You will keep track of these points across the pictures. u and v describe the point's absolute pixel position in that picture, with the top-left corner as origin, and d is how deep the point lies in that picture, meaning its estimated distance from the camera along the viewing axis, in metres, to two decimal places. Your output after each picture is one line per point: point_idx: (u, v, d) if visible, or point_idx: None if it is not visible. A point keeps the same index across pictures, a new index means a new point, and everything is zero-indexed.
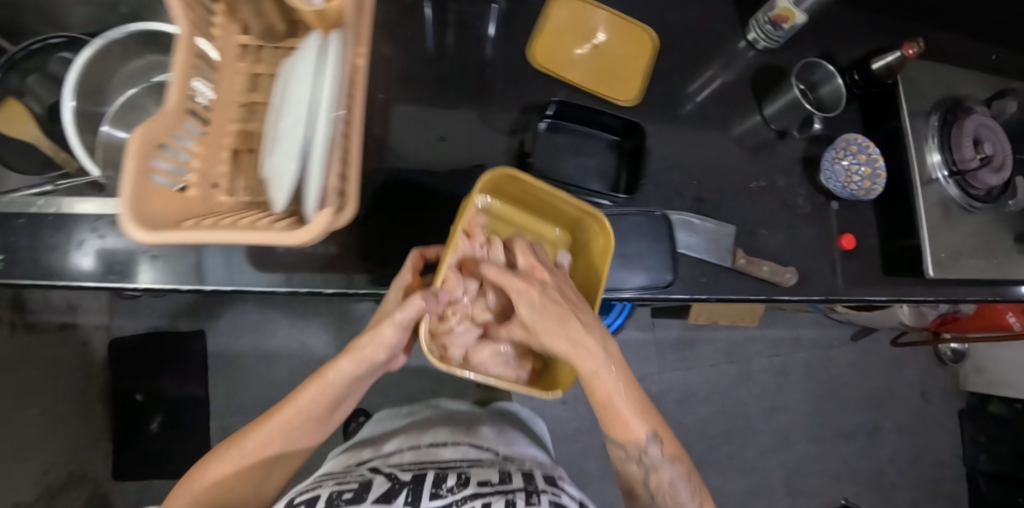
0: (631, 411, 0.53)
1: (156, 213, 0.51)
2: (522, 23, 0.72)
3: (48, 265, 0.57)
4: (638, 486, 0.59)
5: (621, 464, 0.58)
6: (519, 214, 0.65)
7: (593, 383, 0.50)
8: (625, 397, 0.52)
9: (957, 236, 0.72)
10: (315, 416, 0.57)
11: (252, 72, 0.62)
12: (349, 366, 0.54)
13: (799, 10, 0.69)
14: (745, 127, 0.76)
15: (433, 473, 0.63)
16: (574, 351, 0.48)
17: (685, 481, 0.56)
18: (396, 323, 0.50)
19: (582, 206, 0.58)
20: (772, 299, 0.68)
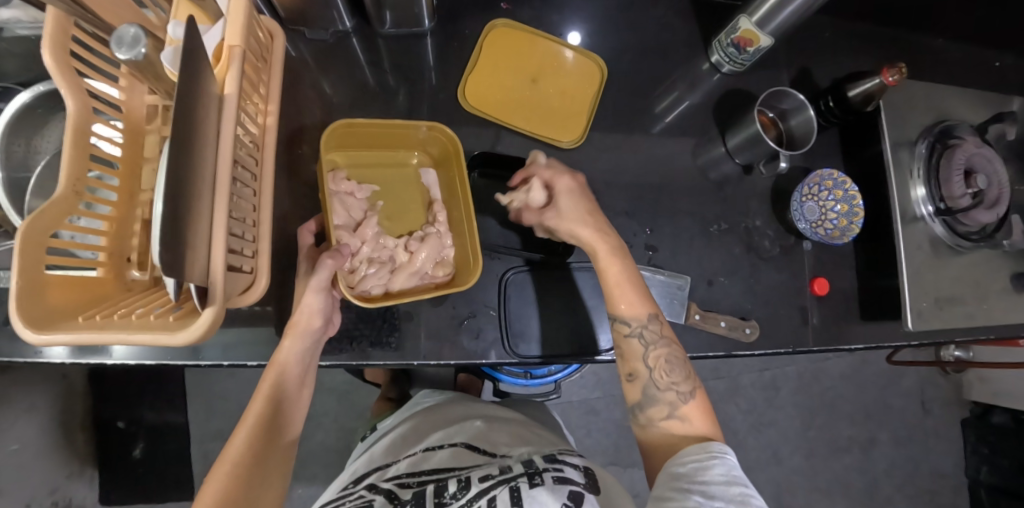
0: (634, 295, 0.57)
1: (61, 306, 0.47)
2: (462, 62, 0.68)
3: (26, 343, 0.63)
4: (634, 365, 0.56)
5: (621, 341, 0.57)
6: (375, 153, 0.69)
7: (609, 263, 0.57)
8: (634, 278, 0.57)
9: (943, 278, 0.65)
10: (284, 404, 0.54)
11: (162, 134, 0.57)
12: (294, 346, 0.54)
13: (764, 32, 0.61)
14: (705, 162, 0.70)
15: (432, 487, 0.51)
16: (599, 234, 0.57)
17: (682, 360, 0.55)
18: (316, 288, 0.53)
19: (422, 123, 0.62)
20: (729, 355, 0.64)
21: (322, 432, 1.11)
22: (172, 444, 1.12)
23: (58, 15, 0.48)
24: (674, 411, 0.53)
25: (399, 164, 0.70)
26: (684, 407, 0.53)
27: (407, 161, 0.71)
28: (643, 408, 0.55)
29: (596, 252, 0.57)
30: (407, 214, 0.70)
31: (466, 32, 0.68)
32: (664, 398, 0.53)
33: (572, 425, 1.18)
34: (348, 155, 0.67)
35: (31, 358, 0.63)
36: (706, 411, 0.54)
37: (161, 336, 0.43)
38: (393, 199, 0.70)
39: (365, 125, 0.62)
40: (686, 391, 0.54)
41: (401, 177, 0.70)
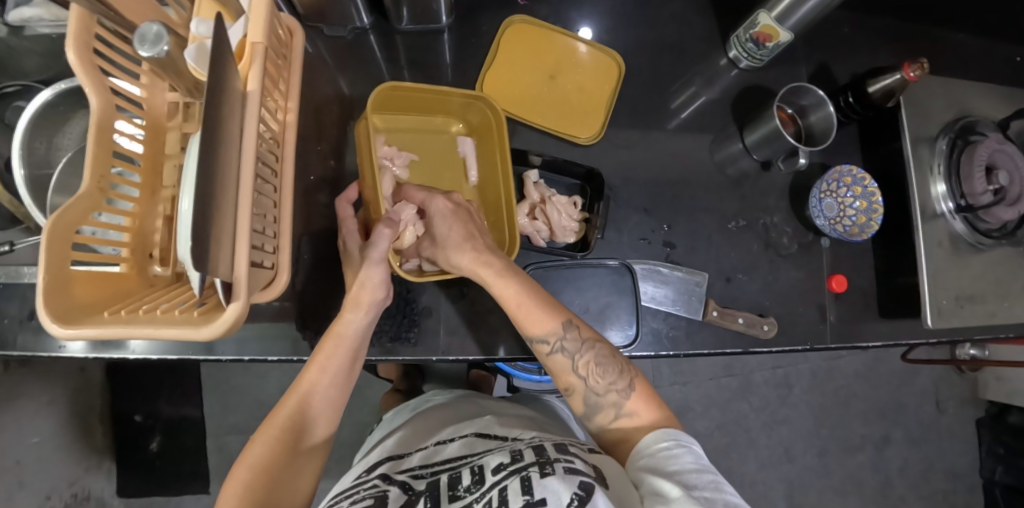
0: (540, 312, 0.55)
1: (84, 299, 0.47)
2: (479, 59, 0.68)
3: (47, 336, 0.64)
4: (568, 378, 0.55)
5: (546, 359, 0.56)
6: (412, 116, 0.69)
7: (501, 285, 0.55)
8: (529, 296, 0.55)
9: (963, 276, 0.64)
10: (338, 372, 0.55)
11: (183, 131, 0.58)
12: (356, 318, 0.55)
13: (783, 28, 0.61)
14: (722, 158, 0.70)
15: (446, 477, 0.51)
16: (478, 261, 0.57)
17: (610, 357, 0.54)
18: (374, 261, 0.55)
19: (462, 92, 0.63)
20: (748, 352, 0.63)
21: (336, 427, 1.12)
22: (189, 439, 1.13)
23: (82, 13, 0.48)
24: (619, 413, 0.53)
25: (435, 131, 0.71)
26: (626, 405, 0.53)
27: (444, 128, 0.71)
28: (590, 416, 0.55)
29: (483, 278, 0.56)
30: (440, 180, 0.70)
31: (483, 29, 0.68)
32: (606, 402, 0.53)
33: None
34: (385, 119, 0.67)
35: (51, 352, 0.64)
36: (647, 397, 0.54)
37: (188, 330, 0.43)
38: (429, 165, 0.70)
39: (409, 89, 0.62)
40: (624, 386, 0.53)
41: (437, 144, 0.71)
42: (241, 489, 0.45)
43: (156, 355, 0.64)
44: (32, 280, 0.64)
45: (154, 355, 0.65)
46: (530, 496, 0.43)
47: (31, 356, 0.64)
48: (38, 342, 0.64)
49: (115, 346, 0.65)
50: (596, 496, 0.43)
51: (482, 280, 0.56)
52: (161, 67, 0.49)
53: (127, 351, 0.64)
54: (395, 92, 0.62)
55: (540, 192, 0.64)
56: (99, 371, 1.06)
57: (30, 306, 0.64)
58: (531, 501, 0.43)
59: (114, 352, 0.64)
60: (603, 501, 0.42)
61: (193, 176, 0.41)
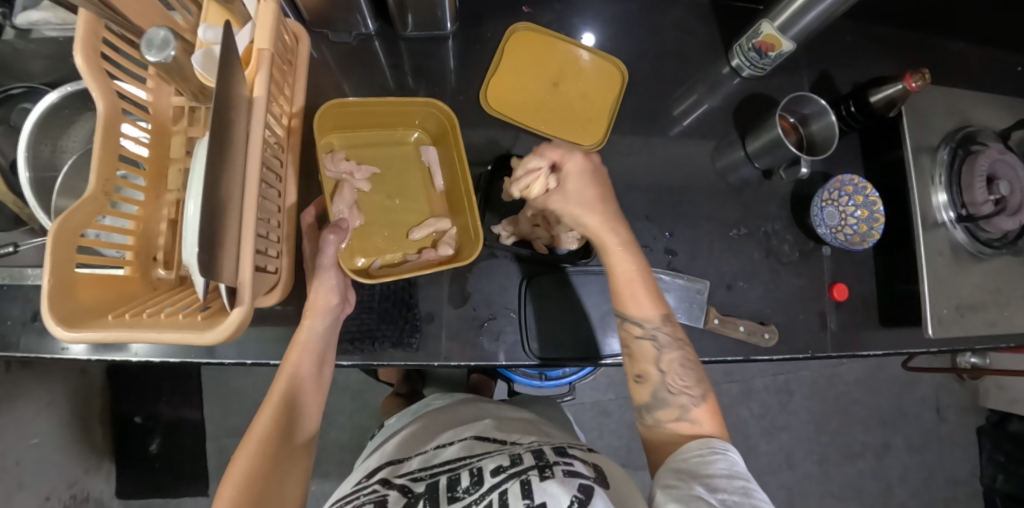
0: (644, 295, 0.56)
1: (88, 301, 0.48)
2: (482, 65, 0.68)
3: (48, 338, 0.64)
4: (644, 367, 0.55)
5: (632, 341, 0.56)
6: (370, 132, 0.68)
7: (615, 259, 0.55)
8: (642, 280, 0.55)
9: (964, 285, 0.64)
10: (307, 377, 0.55)
11: (188, 135, 0.58)
12: (315, 322, 0.54)
13: (786, 38, 0.61)
14: (724, 165, 0.70)
15: (445, 478, 0.51)
16: (603, 227, 0.54)
17: (693, 364, 0.55)
18: (326, 266, 0.55)
19: (411, 99, 0.63)
20: (748, 360, 0.63)
21: (335, 430, 1.12)
22: (188, 440, 1.13)
23: (90, 17, 0.48)
24: (681, 414, 0.53)
25: (396, 143, 0.69)
26: (690, 411, 0.53)
27: (403, 140, 0.70)
28: (651, 409, 0.55)
29: (604, 244, 0.54)
30: (407, 188, 0.69)
31: (487, 35, 0.69)
32: (676, 401, 0.54)
33: (583, 427, 1.18)
34: (343, 138, 0.67)
35: (53, 354, 0.64)
36: (715, 414, 0.54)
37: (193, 335, 0.43)
38: (392, 178, 0.68)
39: (359, 103, 0.62)
40: (696, 394, 0.54)
41: (400, 156, 0.69)
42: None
43: (157, 358, 0.64)
44: (36, 282, 0.65)
45: (155, 358, 0.65)
46: (530, 500, 0.43)
47: (33, 358, 0.64)
48: (39, 344, 0.64)
49: (117, 348, 0.65)
50: (595, 499, 0.44)
51: (604, 246, 0.54)
52: (168, 72, 0.49)
53: (129, 354, 0.64)
54: (345, 108, 0.63)
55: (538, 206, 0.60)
56: (100, 372, 1.06)
57: (33, 307, 0.64)
58: (531, 504, 0.43)
59: (116, 354, 0.64)
60: (603, 502, 0.43)
61: (197, 181, 0.42)
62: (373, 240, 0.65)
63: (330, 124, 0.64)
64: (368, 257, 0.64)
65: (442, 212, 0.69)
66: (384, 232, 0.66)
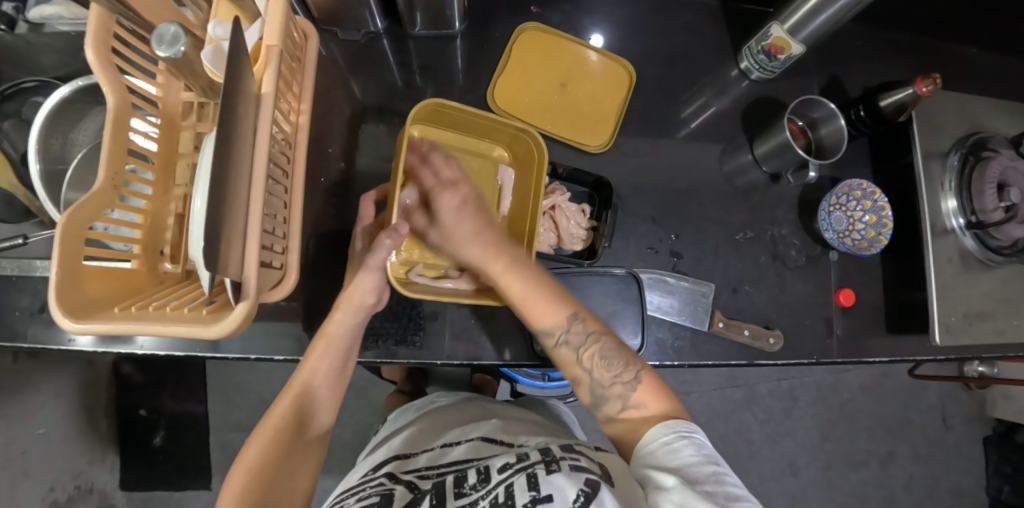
0: (547, 303, 0.55)
1: (96, 294, 0.48)
2: (490, 65, 0.68)
3: (54, 330, 0.65)
4: (574, 371, 0.55)
5: (552, 352, 0.56)
6: (461, 133, 0.68)
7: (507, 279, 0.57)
8: (535, 289, 0.56)
9: (972, 292, 0.63)
10: (329, 371, 0.55)
11: (197, 130, 0.59)
12: (346, 317, 0.54)
13: (795, 40, 0.61)
14: (731, 169, 0.70)
15: (452, 477, 0.51)
16: (479, 255, 0.59)
17: (615, 349, 0.54)
18: (370, 268, 0.55)
19: (513, 120, 0.61)
20: (753, 364, 0.63)
21: (338, 426, 1.13)
22: (192, 434, 1.14)
23: (101, 12, 0.49)
24: (624, 405, 0.52)
25: (480, 153, 0.69)
26: (630, 397, 0.52)
27: (487, 153, 0.69)
28: (598, 406, 0.54)
29: (489, 272, 0.59)
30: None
31: (496, 35, 0.69)
32: (612, 393, 0.53)
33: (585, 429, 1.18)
34: (432, 131, 0.67)
35: (60, 346, 0.64)
36: (656, 389, 0.52)
37: (198, 328, 0.44)
38: None
39: (456, 110, 0.61)
40: (629, 379, 0.53)
41: (474, 168, 0.69)
42: (238, 491, 0.46)
43: (161, 351, 0.65)
44: (44, 273, 0.65)
45: (160, 350, 0.66)
46: (536, 492, 0.43)
47: (40, 349, 0.65)
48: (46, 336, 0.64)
49: (123, 341, 0.65)
50: (601, 494, 0.43)
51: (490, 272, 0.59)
52: (178, 67, 0.49)
53: (134, 346, 0.64)
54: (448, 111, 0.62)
55: (550, 198, 0.63)
56: (106, 364, 1.07)
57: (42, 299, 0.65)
58: (537, 497, 0.43)
59: (121, 347, 0.65)
60: (610, 498, 0.43)
61: (206, 175, 0.42)
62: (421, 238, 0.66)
63: (424, 120, 0.64)
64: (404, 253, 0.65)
65: None
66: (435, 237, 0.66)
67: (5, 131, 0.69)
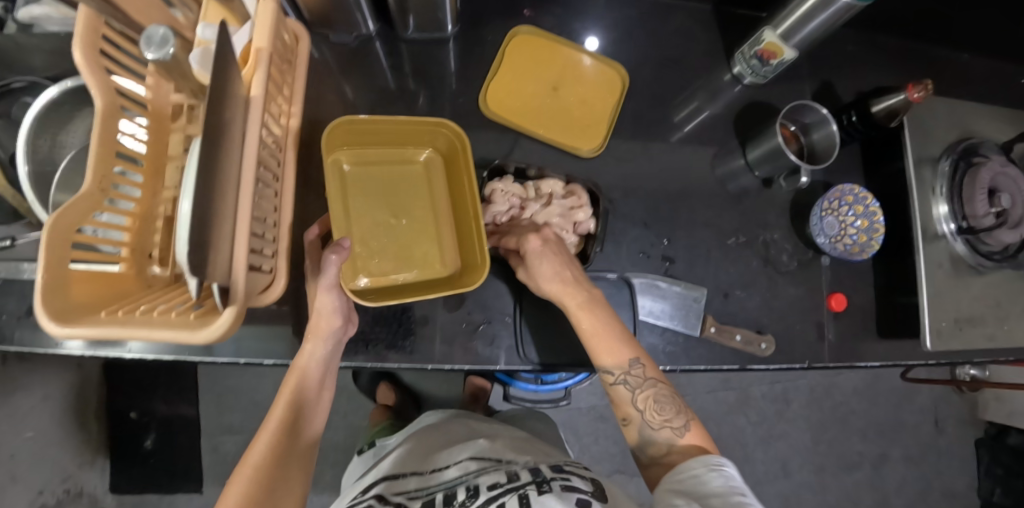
0: (618, 341, 0.55)
1: (81, 301, 0.48)
2: (481, 67, 0.68)
3: (38, 335, 0.64)
4: (627, 409, 0.55)
5: (609, 389, 0.56)
6: (379, 151, 0.66)
7: (580, 316, 0.56)
8: (611, 326, 0.55)
9: (962, 298, 0.64)
10: (303, 405, 0.56)
11: (186, 133, 0.59)
12: (319, 348, 0.55)
13: (788, 45, 0.61)
14: (724, 174, 0.70)
15: (441, 496, 0.52)
16: (565, 288, 0.56)
17: (672, 396, 0.54)
18: (325, 288, 0.54)
19: (419, 120, 0.62)
20: (745, 369, 0.63)
21: (331, 429, 1.14)
22: (183, 436, 1.14)
23: (91, 14, 0.49)
24: (669, 449, 0.52)
25: (405, 163, 0.67)
26: (678, 443, 0.52)
27: (411, 158, 0.67)
28: (643, 448, 0.54)
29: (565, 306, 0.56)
30: (414, 210, 0.66)
31: (486, 38, 0.68)
32: (661, 435, 0.53)
33: (579, 430, 1.19)
34: (353, 154, 0.65)
35: (49, 350, 0.64)
36: (702, 438, 0.53)
37: (187, 333, 0.44)
38: (398, 197, 0.66)
39: (368, 122, 0.60)
40: (680, 424, 0.53)
41: (405, 177, 0.67)
42: None
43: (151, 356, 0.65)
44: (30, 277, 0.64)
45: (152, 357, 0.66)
46: None
47: (27, 352, 0.64)
48: (24, 340, 0.64)
49: (113, 345, 0.65)
50: None
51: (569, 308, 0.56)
52: (166, 69, 0.49)
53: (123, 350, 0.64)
54: (354, 128, 0.61)
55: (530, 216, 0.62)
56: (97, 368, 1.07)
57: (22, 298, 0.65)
58: None
59: (112, 351, 0.64)
60: None
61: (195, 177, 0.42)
62: (368, 259, 0.63)
63: (335, 144, 0.63)
64: (371, 279, 0.62)
65: (450, 233, 0.67)
66: (388, 250, 0.64)
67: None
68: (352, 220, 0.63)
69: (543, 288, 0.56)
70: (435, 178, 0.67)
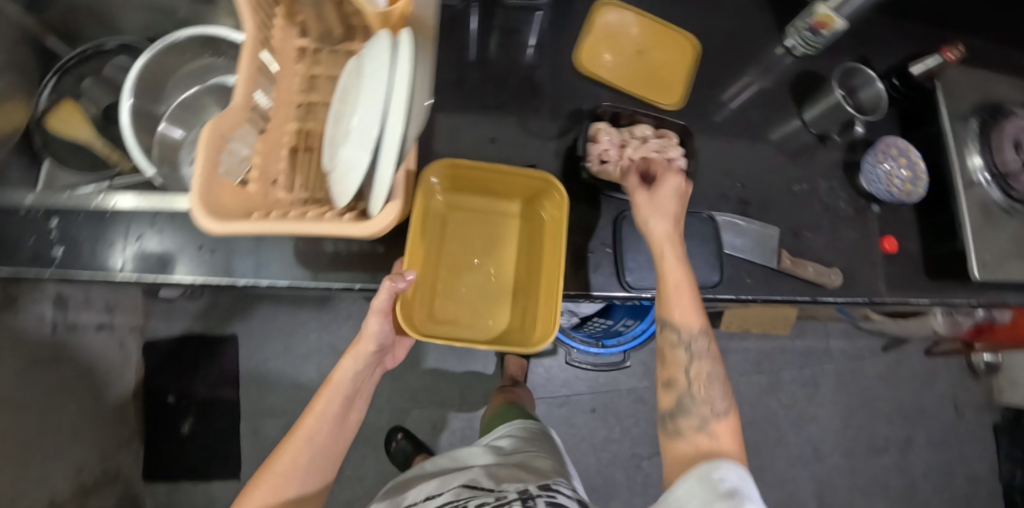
0: (691, 305, 0.57)
1: (228, 207, 0.52)
2: (566, 32, 0.75)
3: (88, 257, 0.62)
4: (675, 372, 0.57)
5: (666, 348, 0.58)
6: (476, 197, 0.72)
7: (664, 248, 0.57)
8: (687, 283, 0.57)
9: (999, 236, 0.72)
10: (332, 417, 0.61)
11: (309, 72, 0.64)
12: (350, 364, 0.62)
13: (839, 16, 0.71)
14: (783, 132, 0.77)
15: None
16: (666, 234, 0.57)
17: (720, 381, 0.56)
18: (376, 310, 0.59)
19: (519, 176, 0.65)
20: (818, 300, 0.68)
21: (375, 411, 1.14)
22: (222, 420, 1.11)
23: None
24: (703, 424, 0.54)
25: (497, 212, 0.72)
26: (713, 423, 0.54)
27: (505, 209, 0.72)
28: (674, 417, 0.56)
29: (659, 253, 0.57)
30: (499, 256, 0.71)
31: (572, 7, 0.76)
32: (697, 411, 0.54)
33: (621, 411, 1.21)
34: (453, 196, 0.71)
35: (98, 271, 0.62)
36: (733, 434, 0.54)
37: (350, 228, 0.49)
38: (482, 240, 0.71)
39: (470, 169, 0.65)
40: (720, 409, 0.55)
41: (493, 223, 0.72)
42: None
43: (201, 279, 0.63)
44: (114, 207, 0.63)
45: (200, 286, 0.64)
46: None
47: (72, 272, 0.62)
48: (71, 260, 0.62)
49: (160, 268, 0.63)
50: None
51: (664, 252, 0.57)
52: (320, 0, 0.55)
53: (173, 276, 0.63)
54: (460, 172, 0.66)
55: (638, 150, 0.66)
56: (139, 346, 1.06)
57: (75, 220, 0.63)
58: None
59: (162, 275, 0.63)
60: None
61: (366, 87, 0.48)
62: (446, 300, 0.69)
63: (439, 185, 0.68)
64: (441, 316, 0.68)
65: (523, 276, 0.70)
66: (468, 292, 0.69)
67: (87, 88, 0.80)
68: (441, 259, 0.69)
69: (653, 223, 0.58)
70: (520, 241, 0.72)
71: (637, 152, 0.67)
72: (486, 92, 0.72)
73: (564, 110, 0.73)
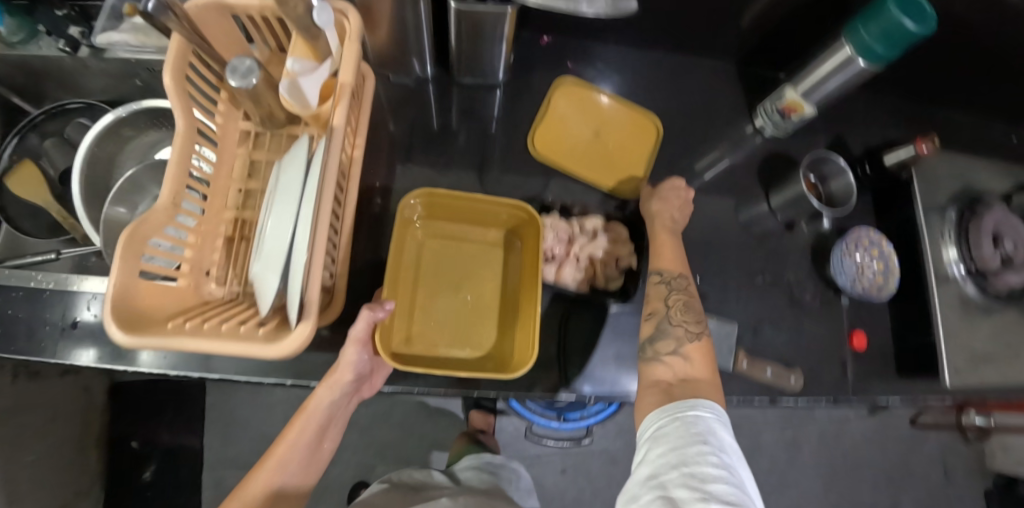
0: (674, 254, 0.63)
1: (147, 313, 0.49)
2: (525, 109, 0.74)
3: (44, 343, 0.61)
4: (656, 303, 0.59)
5: (649, 286, 0.61)
6: (456, 224, 0.69)
7: (659, 209, 0.66)
8: (677, 245, 0.64)
9: (976, 336, 0.67)
10: (305, 446, 0.56)
11: (251, 156, 0.62)
12: (327, 392, 0.55)
13: (808, 102, 0.67)
14: (750, 217, 0.74)
15: None
16: (665, 197, 0.66)
17: (695, 306, 0.58)
18: (353, 341, 0.51)
19: (501, 202, 0.64)
20: (776, 403, 0.65)
21: (340, 464, 1.12)
22: (184, 469, 1.12)
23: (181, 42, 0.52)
24: (679, 343, 0.55)
25: (478, 241, 0.69)
26: (688, 342, 0.55)
27: (485, 238, 0.70)
28: (652, 341, 0.56)
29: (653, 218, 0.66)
30: (480, 286, 0.67)
31: (531, 84, 0.74)
32: (675, 331, 0.56)
33: (591, 471, 1.17)
34: (432, 224, 0.68)
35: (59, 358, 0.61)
36: (706, 357, 0.54)
37: (260, 347, 0.45)
38: (461, 271, 0.67)
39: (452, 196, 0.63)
40: (695, 332, 0.56)
41: (473, 253, 0.69)
42: None
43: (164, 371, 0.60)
44: (79, 288, 0.63)
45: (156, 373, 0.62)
46: None
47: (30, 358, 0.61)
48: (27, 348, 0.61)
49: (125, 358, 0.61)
50: None
51: (659, 216, 0.65)
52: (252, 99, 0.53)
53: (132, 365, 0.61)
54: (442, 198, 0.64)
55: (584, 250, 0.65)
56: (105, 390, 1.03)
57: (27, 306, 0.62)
58: None
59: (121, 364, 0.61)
60: None
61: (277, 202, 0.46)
62: (425, 333, 0.63)
63: (419, 212, 0.67)
64: (420, 349, 0.62)
65: (507, 307, 0.66)
66: (448, 323, 0.64)
67: (47, 149, 0.73)
68: (419, 292, 0.65)
69: (649, 202, 0.66)
70: (502, 273, 0.68)
71: (584, 249, 0.66)
72: (438, 173, 0.70)
73: (518, 192, 0.70)
